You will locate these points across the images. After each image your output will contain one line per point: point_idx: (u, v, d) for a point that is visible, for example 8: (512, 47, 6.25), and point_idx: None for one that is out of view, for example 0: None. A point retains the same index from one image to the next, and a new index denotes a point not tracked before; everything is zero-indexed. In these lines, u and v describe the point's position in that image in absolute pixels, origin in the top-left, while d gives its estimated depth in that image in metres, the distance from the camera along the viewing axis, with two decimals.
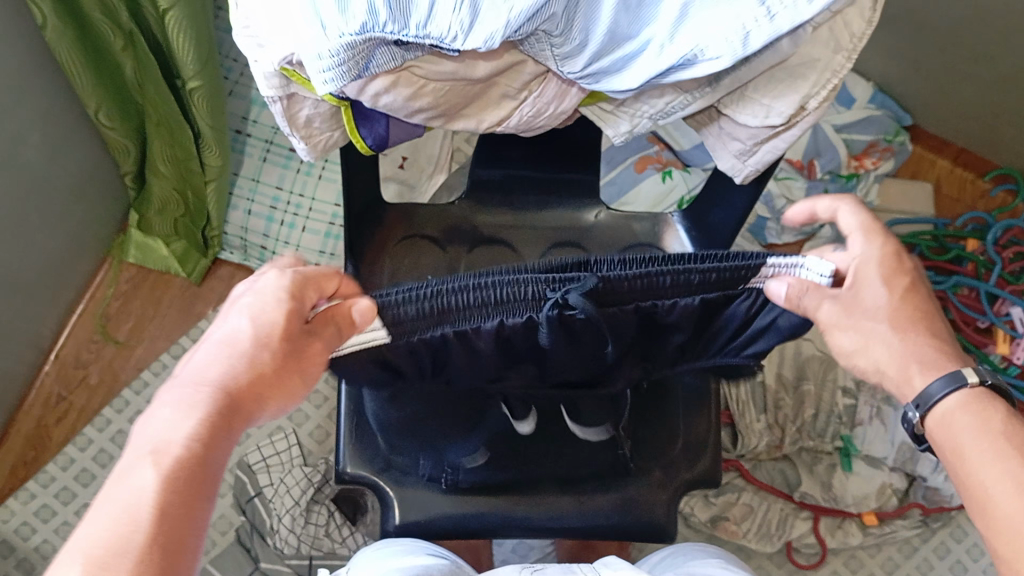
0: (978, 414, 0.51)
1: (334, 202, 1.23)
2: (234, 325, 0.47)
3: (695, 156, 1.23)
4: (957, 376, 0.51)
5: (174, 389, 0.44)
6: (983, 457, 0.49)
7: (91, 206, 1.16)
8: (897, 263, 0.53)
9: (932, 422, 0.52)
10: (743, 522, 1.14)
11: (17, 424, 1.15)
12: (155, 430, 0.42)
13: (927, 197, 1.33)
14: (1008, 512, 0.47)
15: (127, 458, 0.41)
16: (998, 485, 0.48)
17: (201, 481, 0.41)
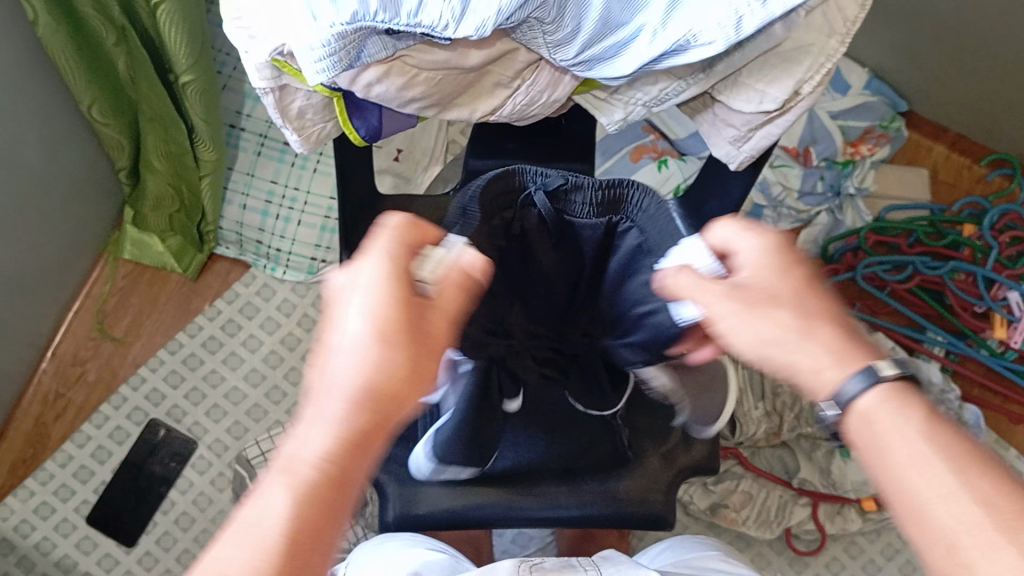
0: (894, 413, 0.49)
1: (330, 196, 1.23)
2: (353, 329, 0.50)
3: (691, 144, 1.23)
4: (864, 374, 0.50)
5: (317, 397, 0.49)
6: (904, 453, 0.47)
7: (86, 202, 1.15)
8: (784, 256, 0.55)
9: (851, 419, 0.51)
10: (743, 509, 1.14)
11: (15, 421, 1.15)
12: (296, 447, 0.47)
13: (923, 183, 1.33)
14: (933, 509, 0.45)
15: (273, 475, 0.46)
16: (921, 482, 0.46)
17: (332, 502, 0.46)
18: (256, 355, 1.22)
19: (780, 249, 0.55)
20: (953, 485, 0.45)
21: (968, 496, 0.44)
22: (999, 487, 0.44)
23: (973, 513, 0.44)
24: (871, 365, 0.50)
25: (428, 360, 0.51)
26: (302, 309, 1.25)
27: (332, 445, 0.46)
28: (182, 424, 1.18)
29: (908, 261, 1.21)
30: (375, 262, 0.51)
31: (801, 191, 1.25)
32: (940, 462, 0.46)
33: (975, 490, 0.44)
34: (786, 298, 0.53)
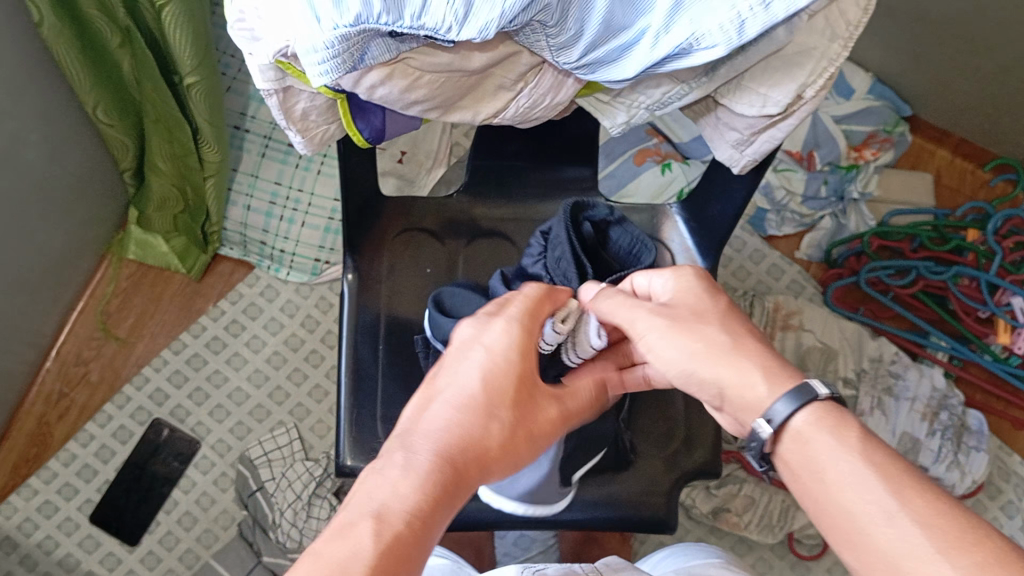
0: (824, 437, 0.50)
1: (334, 197, 1.23)
2: (465, 383, 0.53)
3: (694, 148, 1.23)
4: (789, 400, 0.52)
5: (411, 445, 0.50)
6: (843, 475, 0.49)
7: (91, 202, 1.16)
8: (696, 292, 0.59)
9: (788, 441, 0.52)
10: (745, 513, 1.14)
11: (19, 421, 1.16)
12: (387, 490, 0.47)
13: (927, 188, 1.33)
14: (874, 531, 0.46)
15: (357, 513, 0.46)
16: (862, 503, 0.47)
17: (416, 555, 0.45)
18: (259, 356, 1.23)
19: (691, 283, 0.60)
20: (890, 509, 0.46)
21: (906, 517, 0.46)
22: (936, 505, 0.46)
23: (914, 535, 0.45)
24: (797, 389, 0.52)
25: (523, 446, 0.54)
26: (305, 310, 1.26)
27: (423, 497, 0.47)
28: (185, 424, 1.18)
29: (911, 266, 1.20)
30: (507, 328, 0.56)
31: (805, 196, 1.26)
32: (875, 484, 0.47)
33: (911, 510, 0.46)
34: (666, 324, 0.57)
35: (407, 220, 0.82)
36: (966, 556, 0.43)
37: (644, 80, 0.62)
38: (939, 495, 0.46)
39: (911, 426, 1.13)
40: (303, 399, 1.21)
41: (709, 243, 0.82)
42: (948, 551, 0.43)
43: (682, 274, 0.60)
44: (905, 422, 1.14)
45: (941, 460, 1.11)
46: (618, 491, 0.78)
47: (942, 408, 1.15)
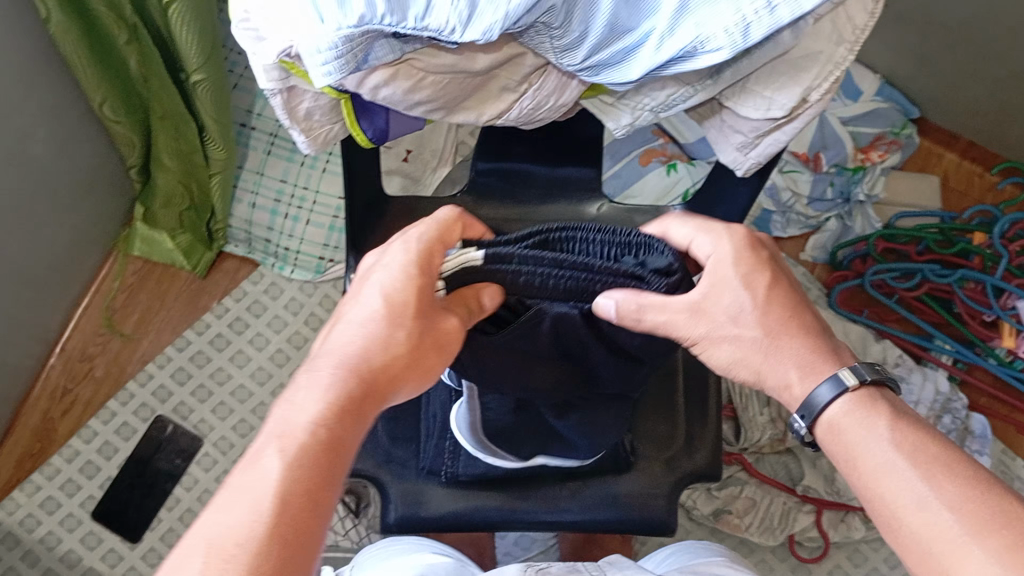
0: (867, 420, 0.54)
1: (339, 195, 1.23)
2: (367, 302, 0.53)
3: (700, 149, 1.23)
4: (835, 383, 0.56)
5: (309, 367, 0.50)
6: (877, 465, 0.52)
7: (96, 199, 1.16)
8: (756, 252, 0.58)
9: (825, 430, 0.56)
10: (746, 516, 1.14)
11: (23, 416, 1.16)
12: (288, 409, 0.47)
13: (933, 191, 1.32)
14: (907, 519, 0.50)
15: (259, 439, 0.47)
16: (895, 493, 0.51)
17: (325, 464, 0.45)
18: (262, 354, 1.23)
19: (738, 244, 0.57)
20: (924, 490, 0.50)
21: (937, 496, 0.49)
22: (967, 491, 0.49)
23: (948, 517, 0.48)
24: (841, 372, 0.56)
25: (431, 350, 0.52)
26: (309, 308, 1.25)
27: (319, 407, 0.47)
28: (189, 421, 1.19)
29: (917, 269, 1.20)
30: (403, 243, 0.54)
31: (810, 197, 1.26)
32: (910, 473, 0.51)
33: (946, 493, 0.49)
34: (757, 292, 0.57)
35: (411, 220, 0.82)
36: (994, 537, 0.46)
37: (649, 83, 0.62)
38: (973, 478, 0.50)
39: None
40: None
41: None
42: (978, 534, 0.47)
43: (736, 233, 0.58)
44: None
45: None
46: (619, 491, 0.79)
47: (946, 412, 1.15)
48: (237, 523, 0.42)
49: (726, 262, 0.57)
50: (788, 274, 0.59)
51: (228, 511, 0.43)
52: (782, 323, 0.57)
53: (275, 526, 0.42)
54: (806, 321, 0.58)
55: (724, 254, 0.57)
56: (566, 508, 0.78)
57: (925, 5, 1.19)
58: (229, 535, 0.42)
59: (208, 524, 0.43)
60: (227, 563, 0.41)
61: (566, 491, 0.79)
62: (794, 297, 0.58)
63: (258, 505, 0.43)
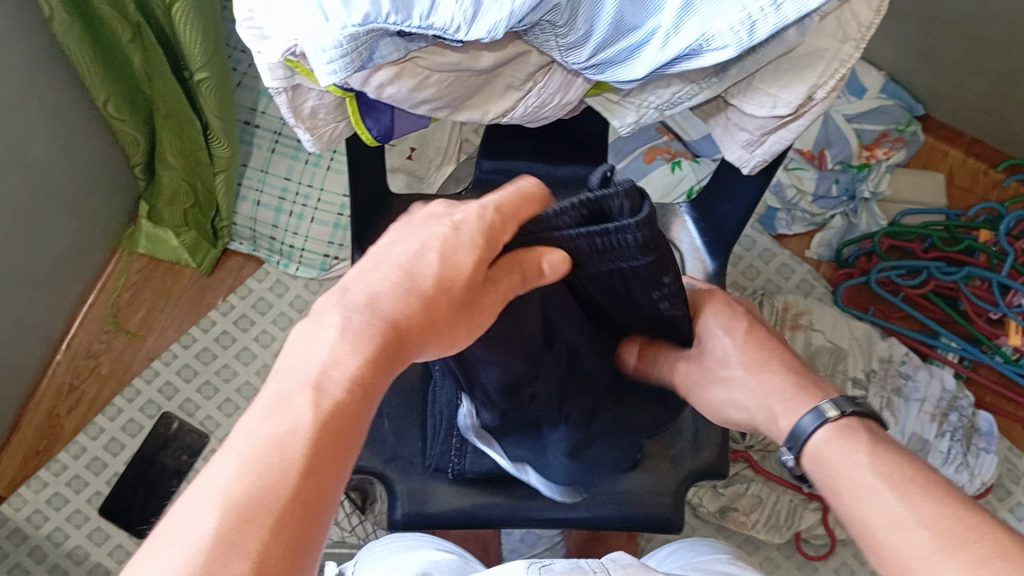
0: (845, 445, 0.56)
1: (343, 193, 1.23)
2: (413, 246, 0.48)
3: (705, 146, 1.23)
4: (815, 414, 0.59)
5: (334, 307, 0.46)
6: (857, 489, 0.53)
7: (101, 197, 1.16)
8: (733, 307, 0.72)
9: (813, 460, 0.59)
10: (752, 512, 1.14)
11: (30, 413, 1.16)
12: (311, 361, 0.44)
13: (939, 188, 1.32)
14: (884, 539, 0.50)
15: (277, 390, 0.43)
16: (872, 515, 0.52)
17: (352, 432, 0.42)
18: (268, 351, 1.23)
19: (716, 299, 0.72)
20: (898, 508, 0.51)
21: (914, 516, 0.50)
22: (943, 509, 0.49)
23: (922, 534, 0.48)
24: (821, 406, 0.59)
25: (466, 323, 0.49)
26: (314, 305, 1.25)
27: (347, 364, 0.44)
28: (195, 418, 1.19)
29: (923, 267, 1.19)
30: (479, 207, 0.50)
31: (815, 195, 1.25)
32: (887, 495, 0.52)
33: (917, 509, 0.50)
34: (737, 339, 0.70)
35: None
36: (968, 550, 0.46)
37: (654, 81, 0.62)
38: (950, 500, 0.50)
39: (920, 427, 1.13)
40: None
41: (719, 242, 0.82)
42: (950, 548, 0.47)
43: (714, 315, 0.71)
44: (914, 422, 1.13)
45: (951, 462, 1.11)
46: (624, 489, 0.79)
47: (951, 410, 1.14)
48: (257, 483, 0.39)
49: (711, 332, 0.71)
50: (763, 325, 0.73)
51: (252, 463, 0.39)
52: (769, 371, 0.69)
53: (300, 493, 0.39)
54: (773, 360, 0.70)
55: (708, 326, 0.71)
56: (571, 503, 0.78)
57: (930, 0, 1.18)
58: (251, 496, 0.38)
59: (219, 476, 0.39)
60: (245, 521, 0.38)
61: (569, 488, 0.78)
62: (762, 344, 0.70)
63: (285, 472, 0.40)
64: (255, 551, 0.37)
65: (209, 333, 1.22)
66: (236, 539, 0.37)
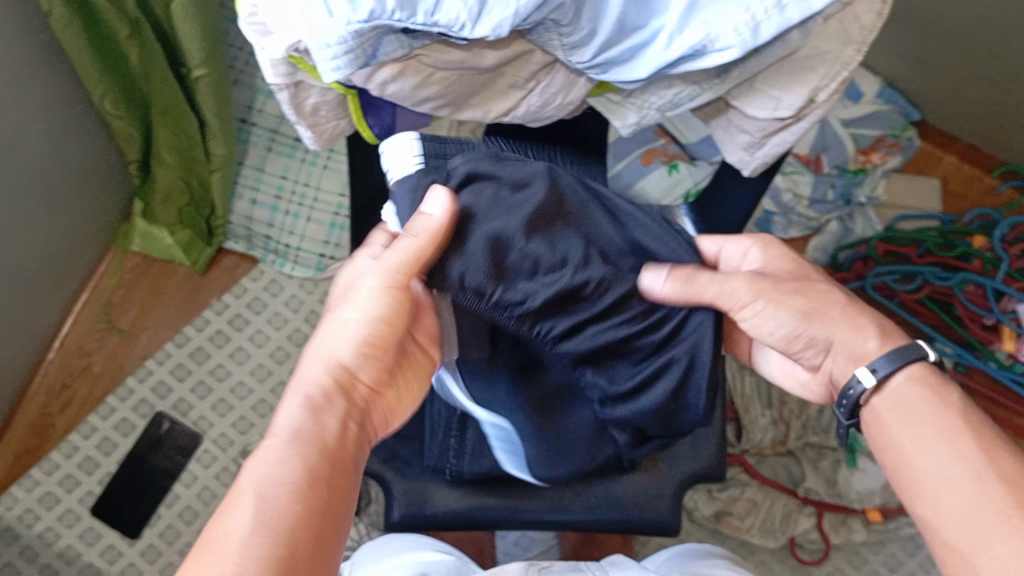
0: (931, 392, 0.56)
1: (339, 192, 1.24)
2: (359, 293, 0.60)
3: (701, 149, 1.22)
4: (887, 362, 0.57)
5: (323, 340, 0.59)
6: (935, 442, 0.54)
7: (95, 194, 1.16)
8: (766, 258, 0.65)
9: (878, 403, 0.58)
10: (747, 517, 1.14)
11: (20, 412, 1.15)
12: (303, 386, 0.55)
13: (933, 194, 1.33)
14: (959, 494, 0.51)
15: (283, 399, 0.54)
16: (951, 468, 0.52)
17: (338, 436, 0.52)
18: (262, 351, 1.22)
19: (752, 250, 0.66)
20: (981, 463, 0.52)
21: (992, 474, 0.51)
22: (1017, 470, 0.51)
23: (995, 493, 0.50)
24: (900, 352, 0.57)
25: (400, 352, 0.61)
26: (309, 305, 1.24)
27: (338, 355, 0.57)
28: (188, 418, 1.18)
29: (918, 271, 1.19)
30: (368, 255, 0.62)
31: (811, 199, 1.25)
32: (968, 450, 0.52)
33: (1001, 468, 0.51)
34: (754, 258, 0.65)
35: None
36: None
37: (656, 82, 0.62)
38: (1021, 461, 0.52)
39: None
40: None
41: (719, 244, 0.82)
42: (1021, 508, 0.49)
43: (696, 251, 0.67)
44: None
45: None
46: (621, 492, 0.78)
47: None
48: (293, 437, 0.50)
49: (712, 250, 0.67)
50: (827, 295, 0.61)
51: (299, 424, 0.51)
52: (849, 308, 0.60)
53: (332, 456, 0.50)
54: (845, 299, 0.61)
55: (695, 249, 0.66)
56: (569, 505, 0.77)
57: (926, 5, 1.19)
58: (294, 451, 0.49)
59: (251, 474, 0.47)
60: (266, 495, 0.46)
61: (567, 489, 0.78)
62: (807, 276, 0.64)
63: (314, 435, 0.51)
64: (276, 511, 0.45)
65: (202, 332, 1.22)
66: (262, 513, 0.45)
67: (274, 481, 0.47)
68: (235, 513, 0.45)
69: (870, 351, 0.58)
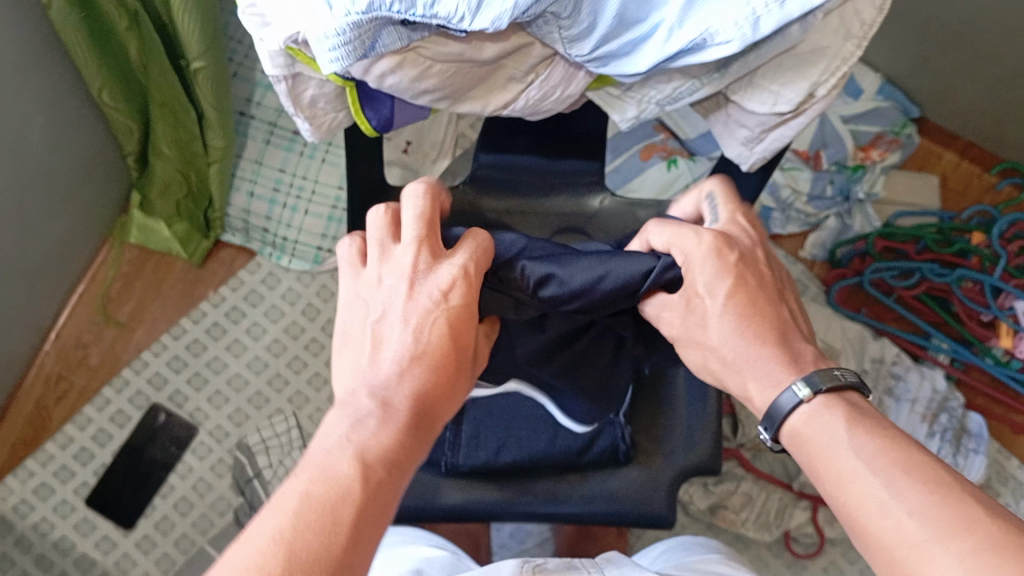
0: (838, 416, 0.51)
1: (337, 186, 1.23)
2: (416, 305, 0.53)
3: (701, 144, 1.23)
4: (809, 382, 0.53)
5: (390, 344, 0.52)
6: (846, 474, 0.49)
7: (93, 186, 1.15)
8: (722, 257, 0.57)
9: (792, 438, 0.54)
10: (742, 511, 1.14)
11: (18, 401, 1.15)
12: (352, 429, 0.48)
13: (932, 191, 1.33)
14: (876, 527, 0.46)
15: (334, 429, 0.48)
16: (866, 500, 0.47)
17: (389, 480, 0.47)
18: (259, 344, 1.21)
19: (710, 246, 0.57)
20: (886, 493, 0.46)
21: (903, 502, 0.45)
22: (932, 492, 0.45)
23: (909, 522, 0.44)
24: (813, 373, 0.53)
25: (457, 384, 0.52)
26: (306, 299, 1.24)
27: (415, 377, 0.51)
28: (184, 409, 1.18)
29: (916, 266, 1.19)
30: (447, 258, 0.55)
31: (810, 195, 1.25)
32: (870, 474, 0.48)
33: (909, 494, 0.45)
34: (719, 300, 0.56)
35: None
36: (962, 540, 0.42)
37: (657, 77, 0.62)
38: (943, 483, 0.46)
39: (911, 427, 1.13)
40: (302, 387, 1.19)
41: None
42: (946, 534, 0.43)
43: (709, 234, 0.57)
44: (904, 421, 1.13)
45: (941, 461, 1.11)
46: (616, 486, 0.78)
47: (943, 410, 1.15)
48: (363, 445, 0.47)
49: (706, 257, 0.57)
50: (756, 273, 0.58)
51: (381, 441, 0.48)
52: (753, 339, 0.55)
53: (362, 503, 0.44)
54: (780, 338, 0.56)
55: (690, 256, 0.57)
56: (564, 499, 0.78)
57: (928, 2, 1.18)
58: (343, 487, 0.45)
59: (269, 519, 0.43)
60: (299, 533, 0.42)
61: (561, 479, 0.78)
62: (769, 313, 0.56)
63: (352, 477, 0.45)
64: (307, 553, 0.42)
65: (199, 325, 1.21)
66: (292, 546, 0.41)
67: (301, 524, 0.42)
68: (253, 529, 0.43)
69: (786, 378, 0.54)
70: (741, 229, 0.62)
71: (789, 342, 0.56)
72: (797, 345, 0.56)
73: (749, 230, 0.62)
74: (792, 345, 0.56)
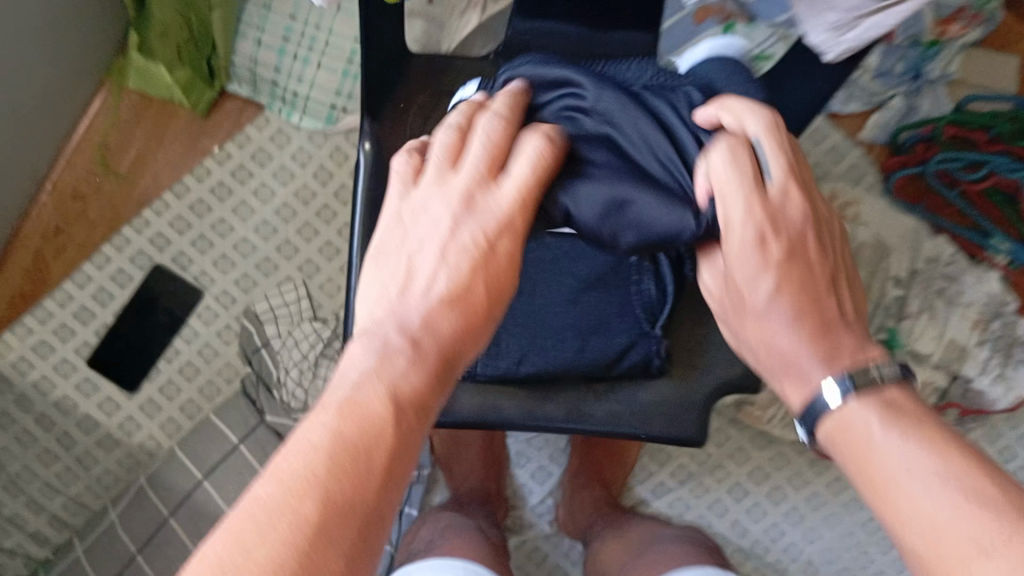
0: (880, 412, 0.45)
1: (352, 38, 1.10)
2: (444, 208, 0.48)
3: (764, 6, 1.07)
4: (842, 386, 0.47)
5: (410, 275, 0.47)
6: (890, 478, 0.42)
7: (87, 24, 1.05)
8: (765, 246, 0.48)
9: (835, 429, 0.47)
10: (770, 409, 1.07)
11: (16, 250, 1.10)
12: (344, 395, 0.42)
13: (1011, 73, 1.19)
14: (928, 545, 0.39)
15: (319, 404, 0.42)
16: (919, 509, 0.40)
17: (385, 455, 0.41)
18: (267, 206, 1.13)
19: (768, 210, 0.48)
20: (946, 500, 0.39)
21: (966, 514, 0.38)
22: (1002, 505, 0.38)
23: (978, 539, 0.37)
24: (849, 371, 0.47)
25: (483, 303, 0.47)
26: (318, 160, 1.14)
27: (446, 325, 0.46)
28: (188, 273, 1.11)
29: (987, 158, 1.09)
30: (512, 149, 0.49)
31: (877, 71, 1.12)
32: (918, 480, 0.41)
33: (969, 506, 0.38)
34: (764, 290, 0.49)
35: (434, 90, 0.73)
36: None
37: None
38: (1004, 493, 0.38)
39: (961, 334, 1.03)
40: (313, 255, 1.12)
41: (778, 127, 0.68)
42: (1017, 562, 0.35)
43: (750, 226, 0.48)
44: (955, 329, 1.04)
45: (986, 373, 1.02)
46: (646, 401, 0.72)
47: (997, 316, 1.05)
48: (394, 391, 0.43)
49: (746, 247, 0.49)
50: (808, 247, 0.50)
51: (410, 381, 0.44)
52: (795, 339, 0.49)
53: (351, 494, 0.39)
54: (818, 331, 0.49)
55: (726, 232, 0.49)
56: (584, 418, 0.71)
57: None
58: (322, 482, 0.38)
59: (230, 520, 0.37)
60: (268, 535, 0.36)
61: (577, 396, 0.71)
62: (810, 302, 0.49)
63: (341, 455, 0.39)
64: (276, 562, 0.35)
65: (203, 182, 1.13)
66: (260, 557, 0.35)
67: (271, 538, 0.36)
68: (209, 546, 0.36)
69: (832, 368, 0.48)
70: (790, 203, 0.49)
71: (832, 336, 0.49)
72: (838, 338, 0.49)
73: (802, 207, 0.49)
74: (833, 337, 0.49)
